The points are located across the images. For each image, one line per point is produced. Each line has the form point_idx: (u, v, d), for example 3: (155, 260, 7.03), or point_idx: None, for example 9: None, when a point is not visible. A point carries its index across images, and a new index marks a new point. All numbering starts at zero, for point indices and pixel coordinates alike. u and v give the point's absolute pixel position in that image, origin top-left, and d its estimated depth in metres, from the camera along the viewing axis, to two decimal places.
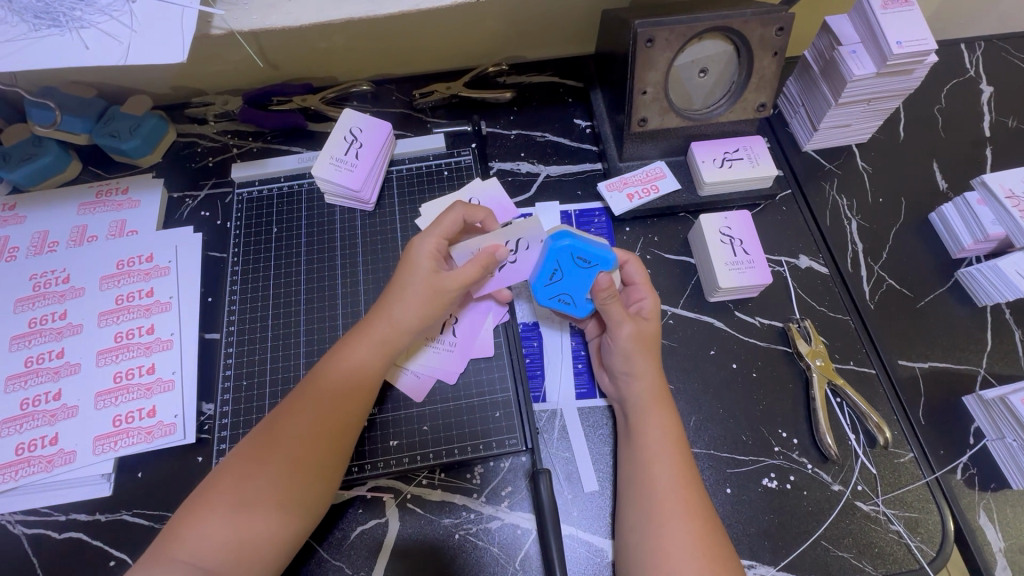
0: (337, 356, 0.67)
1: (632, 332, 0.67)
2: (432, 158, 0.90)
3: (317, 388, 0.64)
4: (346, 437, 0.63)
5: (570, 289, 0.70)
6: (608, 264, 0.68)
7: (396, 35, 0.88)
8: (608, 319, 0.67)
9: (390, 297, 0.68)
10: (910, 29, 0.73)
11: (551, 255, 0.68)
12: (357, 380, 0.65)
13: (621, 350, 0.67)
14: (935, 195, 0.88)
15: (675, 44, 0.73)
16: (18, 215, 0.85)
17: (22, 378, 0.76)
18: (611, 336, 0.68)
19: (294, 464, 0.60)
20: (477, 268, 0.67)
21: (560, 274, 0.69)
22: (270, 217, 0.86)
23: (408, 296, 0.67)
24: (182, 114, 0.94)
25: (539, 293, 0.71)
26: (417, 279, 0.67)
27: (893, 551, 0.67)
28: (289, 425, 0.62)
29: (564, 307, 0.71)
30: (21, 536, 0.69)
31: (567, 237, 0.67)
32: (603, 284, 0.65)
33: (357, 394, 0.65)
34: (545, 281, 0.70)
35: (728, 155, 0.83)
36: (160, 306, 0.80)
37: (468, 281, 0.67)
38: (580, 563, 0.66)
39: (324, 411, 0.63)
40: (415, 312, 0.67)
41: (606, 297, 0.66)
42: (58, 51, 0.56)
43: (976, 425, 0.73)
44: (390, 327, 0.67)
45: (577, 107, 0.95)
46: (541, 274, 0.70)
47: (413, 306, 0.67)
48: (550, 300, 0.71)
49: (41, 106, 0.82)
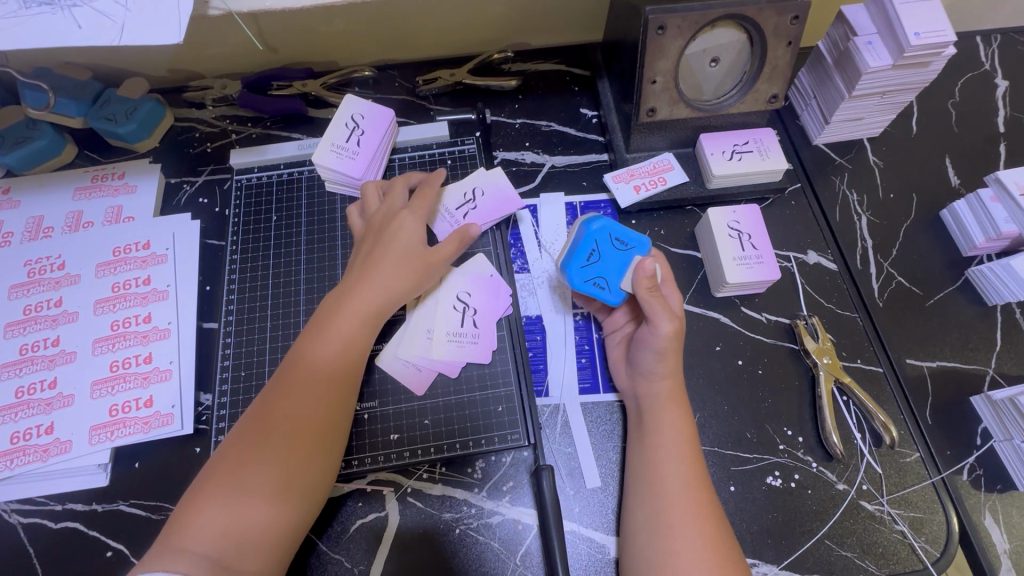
0: (315, 334, 0.66)
1: (672, 332, 0.65)
2: (434, 147, 0.88)
3: (301, 374, 0.63)
4: (332, 421, 0.62)
5: (606, 272, 0.70)
6: (643, 249, 0.71)
7: (400, 19, 0.86)
8: (652, 316, 0.65)
9: (371, 270, 0.69)
10: (929, 20, 0.71)
11: (591, 235, 0.71)
12: (340, 356, 0.65)
13: (658, 347, 0.65)
14: (947, 192, 0.87)
15: (688, 31, 0.70)
16: (13, 199, 0.84)
17: (16, 365, 0.74)
18: (649, 331, 0.66)
19: (284, 451, 0.59)
20: (453, 243, 0.71)
21: (597, 255, 0.71)
22: (269, 204, 0.84)
23: (387, 270, 0.69)
24: (180, 98, 0.92)
25: (574, 274, 0.71)
26: (391, 247, 0.70)
27: (897, 552, 0.67)
28: (273, 412, 0.61)
29: (598, 292, 0.70)
30: (17, 525, 0.68)
31: (602, 222, 0.72)
32: (648, 269, 0.65)
33: (342, 371, 0.64)
34: (584, 261, 0.71)
35: (738, 147, 0.81)
36: (157, 295, 0.79)
37: (446, 253, 0.71)
38: (582, 560, 0.66)
39: (309, 390, 0.62)
40: (391, 278, 0.68)
41: (649, 287, 0.65)
42: (52, 32, 0.54)
43: (984, 425, 0.72)
44: (368, 299, 0.67)
45: (583, 96, 0.93)
46: (577, 255, 0.71)
47: (392, 275, 0.69)
48: (584, 282, 0.70)
49: (34, 88, 0.80)
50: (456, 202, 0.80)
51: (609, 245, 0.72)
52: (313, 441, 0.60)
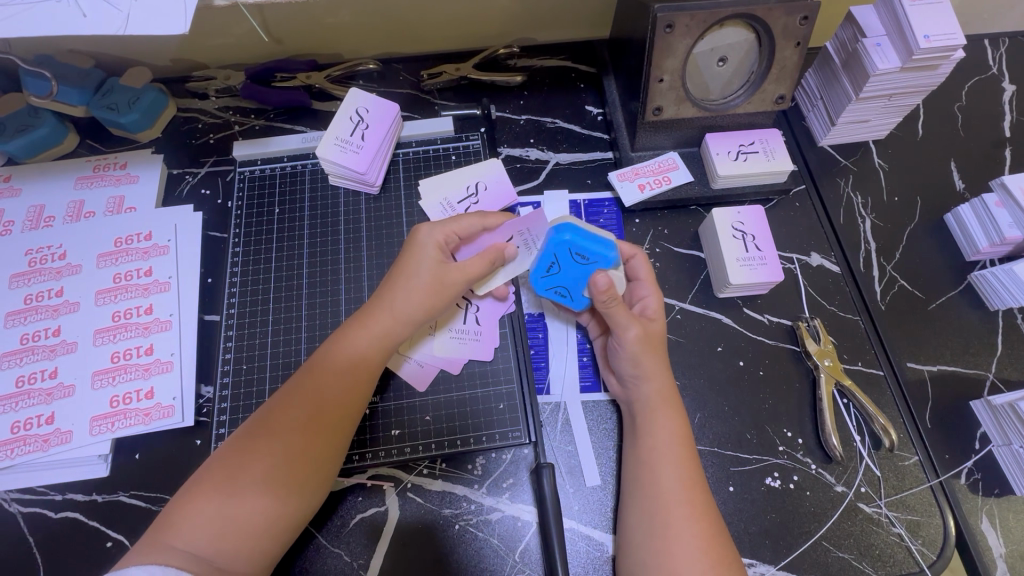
0: (335, 342, 0.66)
1: (639, 337, 0.66)
2: (439, 141, 0.88)
3: (317, 378, 0.63)
4: (343, 428, 0.62)
5: (567, 281, 0.69)
6: (608, 261, 0.67)
7: (405, 11, 0.85)
8: (614, 322, 0.66)
9: (395, 280, 0.67)
10: (939, 23, 0.71)
11: (549, 249, 0.67)
12: (353, 368, 0.64)
13: (628, 354, 0.66)
14: (951, 196, 0.86)
15: (695, 30, 0.70)
16: (13, 187, 0.83)
17: (17, 354, 0.74)
18: (616, 339, 0.67)
19: (295, 456, 0.59)
20: (485, 262, 0.67)
21: (558, 268, 0.68)
22: (272, 197, 0.84)
23: (412, 281, 0.67)
24: (182, 88, 0.92)
25: (536, 284, 0.70)
26: (424, 271, 0.67)
27: (894, 554, 0.67)
28: (288, 415, 0.61)
29: (558, 299, 0.72)
30: (17, 514, 0.68)
31: (568, 231, 0.66)
32: (600, 285, 0.62)
33: (356, 382, 0.64)
34: (542, 273, 0.69)
35: (743, 148, 0.81)
36: (159, 287, 0.79)
37: (473, 273, 0.67)
38: (580, 558, 0.66)
39: (325, 398, 0.62)
40: (416, 297, 0.66)
41: (606, 299, 0.64)
42: (54, 18, 0.54)
43: (983, 430, 0.73)
44: (389, 313, 0.66)
45: (589, 93, 0.93)
46: (539, 266, 0.69)
47: (418, 295, 0.66)
48: (546, 290, 0.71)
49: (36, 75, 0.79)
50: (460, 194, 0.81)
51: (572, 258, 0.67)
52: (321, 452, 0.61)
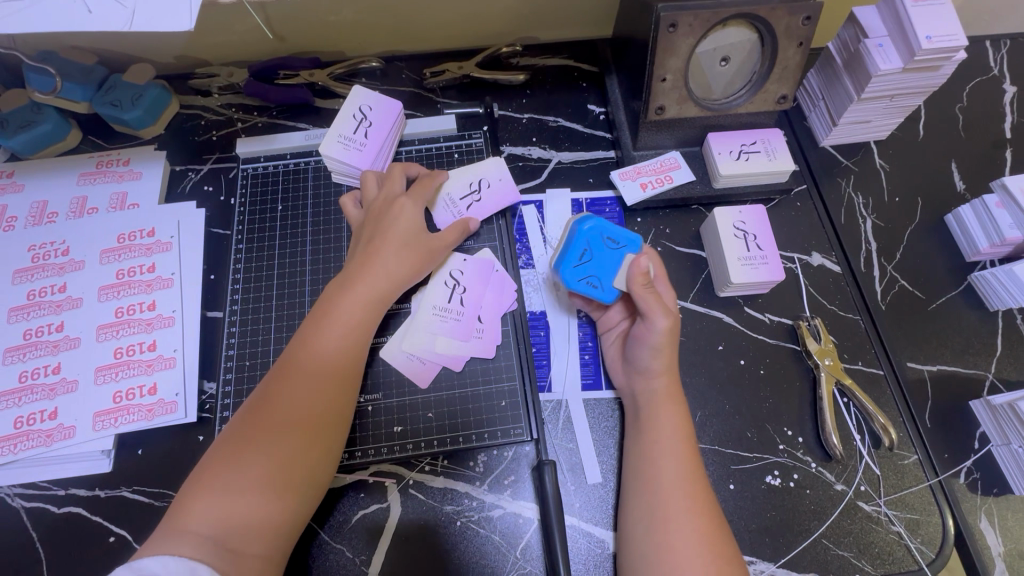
0: (314, 332, 0.65)
1: (667, 328, 0.65)
2: (442, 139, 0.88)
3: (311, 362, 0.63)
4: (338, 409, 0.63)
5: (597, 270, 0.70)
6: (633, 247, 0.71)
7: (409, 9, 0.86)
8: (648, 312, 0.65)
9: (379, 256, 0.70)
10: (940, 24, 0.71)
11: (581, 235, 0.70)
12: (344, 349, 0.65)
13: (654, 343, 0.65)
14: (952, 197, 0.87)
15: (698, 30, 0.70)
16: (17, 183, 0.83)
17: (20, 350, 0.75)
18: (644, 329, 0.66)
19: (295, 434, 0.59)
20: (455, 232, 0.75)
21: (588, 256, 0.70)
22: (275, 194, 0.84)
23: (394, 254, 0.70)
24: (186, 85, 0.92)
25: (567, 274, 0.70)
26: (403, 240, 0.71)
27: (893, 552, 0.67)
28: (285, 398, 0.61)
29: (589, 292, 0.70)
30: (20, 509, 0.69)
31: (593, 221, 0.71)
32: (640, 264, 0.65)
33: (341, 368, 0.64)
34: (575, 261, 0.70)
35: (745, 148, 0.81)
36: (162, 283, 0.79)
37: (450, 240, 0.74)
38: (581, 554, 0.66)
39: (320, 379, 0.63)
40: (399, 267, 0.70)
41: (642, 284, 0.65)
42: (59, 14, 0.54)
43: (982, 430, 0.73)
44: (376, 290, 0.69)
45: (591, 92, 0.93)
46: (569, 255, 0.70)
47: (402, 260, 0.70)
48: (578, 282, 0.70)
49: (39, 71, 0.80)
50: (462, 190, 0.81)
51: (602, 245, 0.71)
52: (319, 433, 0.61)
